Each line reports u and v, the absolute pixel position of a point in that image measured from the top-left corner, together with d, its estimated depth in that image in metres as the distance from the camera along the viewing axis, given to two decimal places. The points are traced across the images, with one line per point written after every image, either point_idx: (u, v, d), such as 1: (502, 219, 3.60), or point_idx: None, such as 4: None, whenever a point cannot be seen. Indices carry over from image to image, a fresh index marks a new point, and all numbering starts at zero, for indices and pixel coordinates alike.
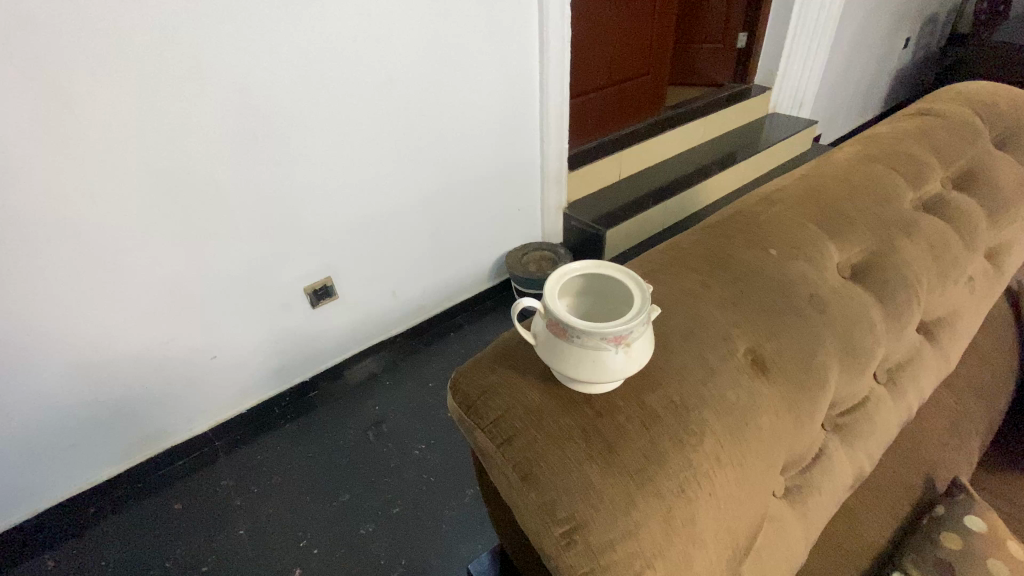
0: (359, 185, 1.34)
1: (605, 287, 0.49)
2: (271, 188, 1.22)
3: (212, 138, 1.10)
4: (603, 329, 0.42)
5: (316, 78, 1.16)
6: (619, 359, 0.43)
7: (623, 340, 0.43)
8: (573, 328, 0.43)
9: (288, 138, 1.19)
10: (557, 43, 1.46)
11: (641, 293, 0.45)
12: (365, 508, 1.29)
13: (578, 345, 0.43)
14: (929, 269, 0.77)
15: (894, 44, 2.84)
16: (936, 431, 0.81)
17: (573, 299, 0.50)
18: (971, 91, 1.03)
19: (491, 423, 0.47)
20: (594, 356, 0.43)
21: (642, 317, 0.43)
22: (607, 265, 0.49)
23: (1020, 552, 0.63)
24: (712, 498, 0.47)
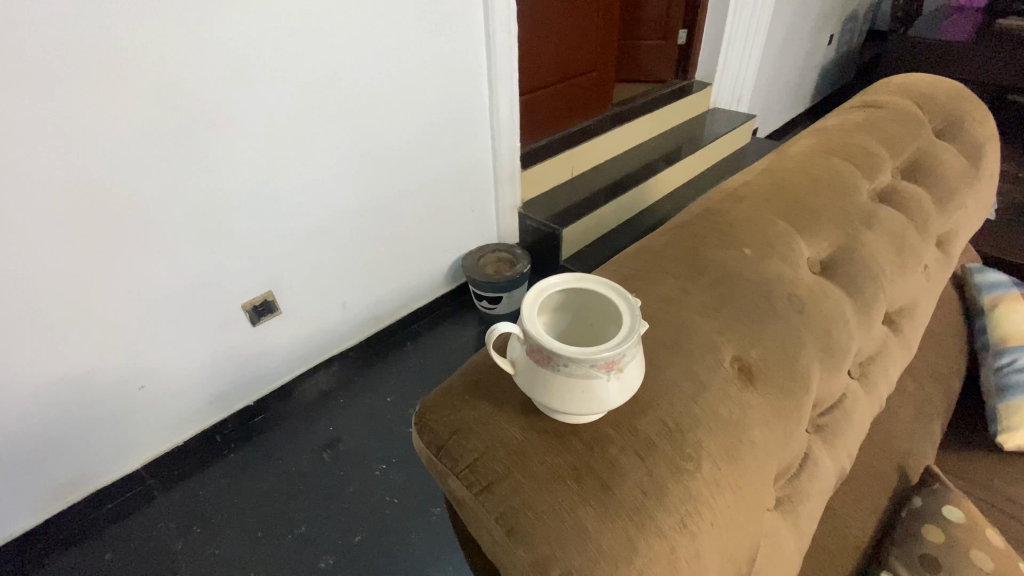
0: (307, 188, 1.24)
1: (588, 302, 0.44)
2: (200, 197, 1.09)
3: (127, 141, 0.97)
4: (595, 354, 0.36)
5: (245, 75, 1.05)
6: (612, 386, 0.38)
7: (616, 365, 0.37)
8: (560, 354, 0.37)
9: (217, 142, 1.07)
10: (506, 39, 1.41)
11: (629, 308, 0.40)
12: (324, 539, 1.19)
13: (564, 374, 0.37)
14: (891, 260, 0.77)
15: (819, 41, 2.98)
16: (903, 419, 0.81)
17: (551, 316, 0.44)
18: (908, 84, 1.07)
19: (466, 467, 0.41)
20: (584, 386, 0.37)
21: (636, 337, 0.38)
22: (590, 277, 0.43)
23: (1000, 540, 0.63)
24: (714, 528, 0.43)
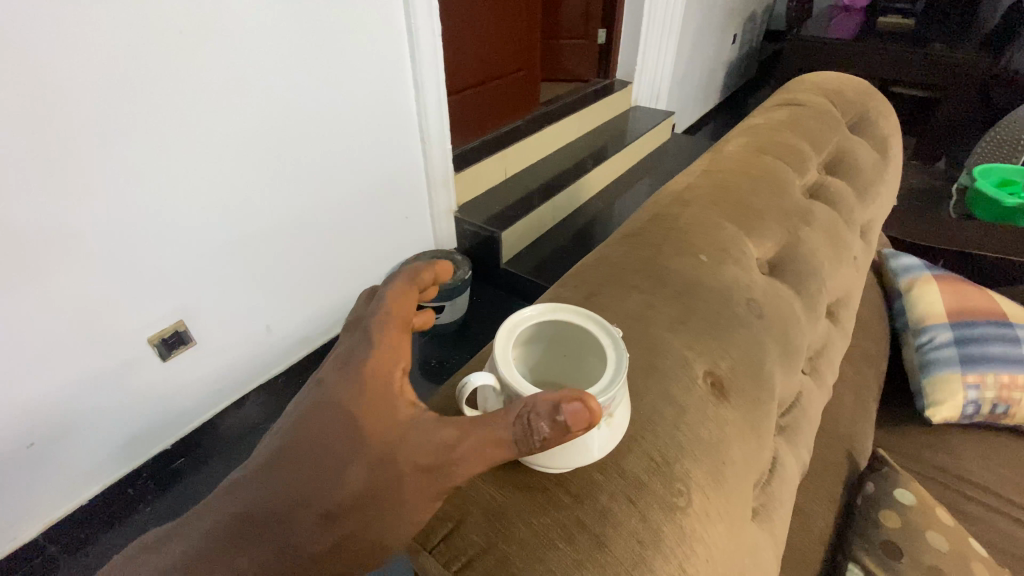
0: (301, 204, 1.26)
1: (565, 334, 0.42)
2: (81, 224, 0.94)
3: (33, 154, 0.85)
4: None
5: (132, 81, 0.91)
6: (601, 433, 0.37)
7: (605, 412, 0.36)
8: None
9: (103, 157, 0.92)
10: (431, 39, 1.33)
11: (611, 341, 0.39)
12: None
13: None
14: (827, 254, 0.79)
15: (725, 40, 3.15)
16: (845, 405, 0.85)
17: (523, 349, 0.43)
18: (820, 83, 1.13)
19: (442, 541, 0.36)
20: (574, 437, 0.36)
21: (623, 378, 0.36)
22: (565, 308, 0.41)
23: (948, 517, 0.66)
24: (709, 563, 0.40)
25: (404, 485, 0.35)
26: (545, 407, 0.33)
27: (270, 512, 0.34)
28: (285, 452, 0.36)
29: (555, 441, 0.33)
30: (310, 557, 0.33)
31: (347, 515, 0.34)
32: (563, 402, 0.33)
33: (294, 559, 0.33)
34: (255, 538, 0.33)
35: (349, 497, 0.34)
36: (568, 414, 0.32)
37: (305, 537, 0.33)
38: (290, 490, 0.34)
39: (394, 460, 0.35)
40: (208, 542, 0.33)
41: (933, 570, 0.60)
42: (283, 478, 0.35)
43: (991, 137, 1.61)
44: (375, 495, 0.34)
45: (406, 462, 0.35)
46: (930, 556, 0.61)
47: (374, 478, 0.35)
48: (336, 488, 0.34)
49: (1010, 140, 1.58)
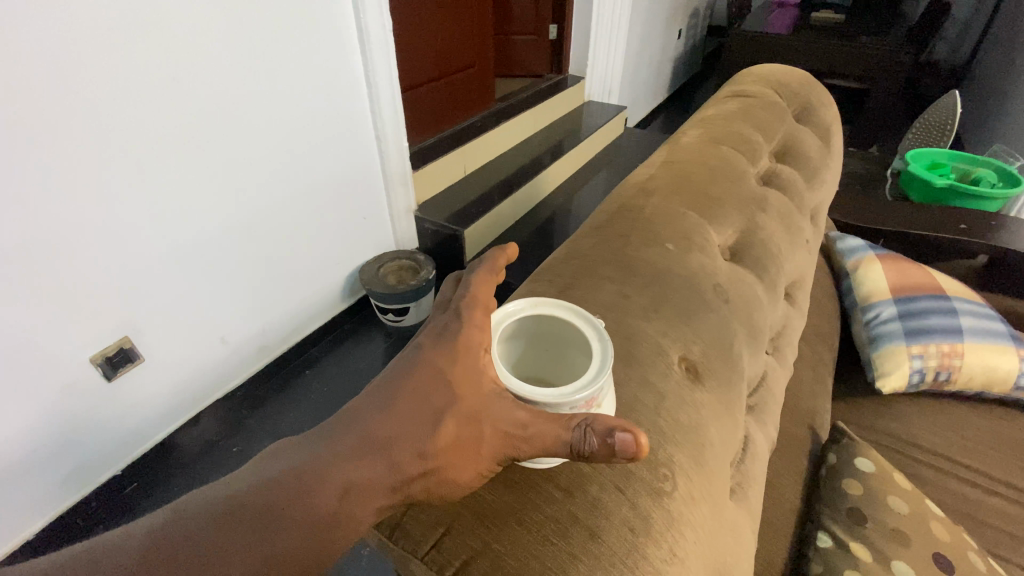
0: (252, 209, 1.20)
1: (548, 327, 0.42)
2: (11, 233, 0.86)
3: None
4: (571, 398, 0.35)
5: (62, 81, 0.84)
6: None
7: (594, 403, 0.36)
8: (534, 402, 0.35)
9: (35, 162, 0.85)
10: (382, 35, 1.30)
11: (594, 331, 0.39)
12: None
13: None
14: (783, 239, 0.82)
15: (671, 35, 3.23)
16: (805, 382, 0.89)
17: (505, 346, 0.42)
18: (766, 75, 1.17)
19: (432, 549, 0.35)
20: None
21: (610, 368, 0.36)
22: (547, 301, 0.41)
23: (905, 482, 0.70)
24: (696, 545, 0.41)
25: (488, 444, 0.34)
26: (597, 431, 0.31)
27: (373, 438, 0.33)
28: (389, 389, 0.35)
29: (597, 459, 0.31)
30: (409, 478, 0.33)
31: (435, 458, 0.33)
32: (617, 430, 0.31)
33: (391, 485, 0.32)
34: (370, 452, 0.32)
35: (441, 441, 0.34)
36: (615, 441, 0.30)
37: (400, 472, 0.33)
38: (391, 422, 0.33)
39: (482, 419, 0.34)
40: (316, 454, 0.32)
41: (896, 532, 0.64)
42: (388, 412, 0.34)
43: (919, 125, 1.73)
44: (461, 443, 0.34)
45: (492, 426, 0.34)
46: (892, 519, 0.65)
47: (461, 430, 0.34)
48: (431, 426, 0.34)
49: (935, 127, 1.70)
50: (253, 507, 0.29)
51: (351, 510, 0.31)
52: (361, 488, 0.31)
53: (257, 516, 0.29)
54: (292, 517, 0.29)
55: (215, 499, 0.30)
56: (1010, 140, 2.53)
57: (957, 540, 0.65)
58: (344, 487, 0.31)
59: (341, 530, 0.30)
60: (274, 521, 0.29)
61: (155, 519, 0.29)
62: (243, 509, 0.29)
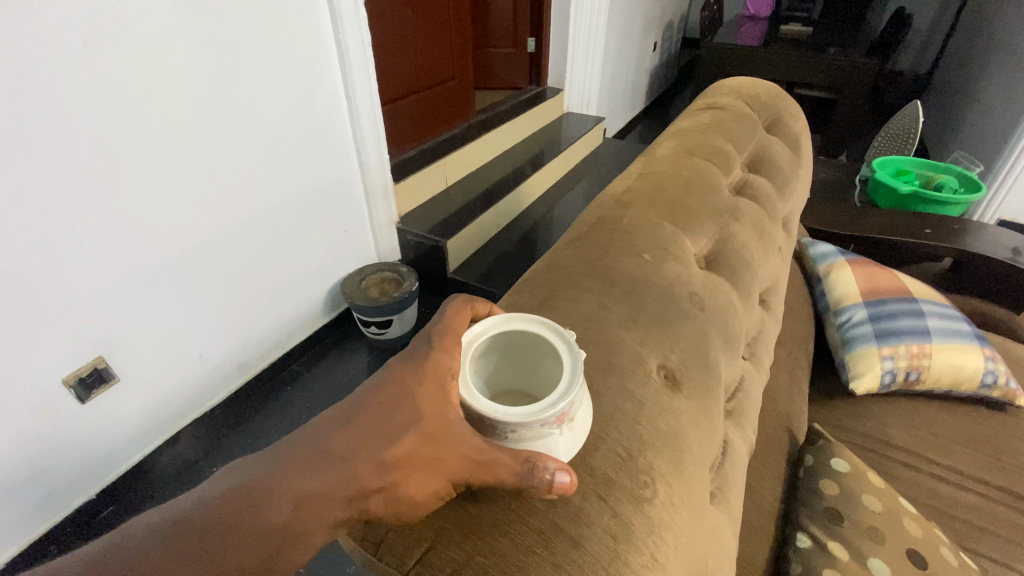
0: (228, 224, 1.19)
1: (521, 339, 0.43)
2: None
3: None
4: (542, 415, 0.35)
5: (30, 99, 0.83)
6: (564, 436, 0.38)
7: (565, 418, 0.37)
8: (506, 423, 0.36)
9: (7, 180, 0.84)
10: (360, 48, 1.31)
11: (564, 343, 0.40)
12: None
13: (512, 439, 0.36)
14: (756, 247, 0.85)
15: (646, 47, 3.30)
16: (782, 385, 0.91)
17: (481, 360, 0.43)
18: (738, 88, 1.21)
19: (417, 563, 0.35)
20: (539, 444, 0.37)
21: (580, 381, 0.37)
22: (519, 316, 0.42)
23: (879, 480, 0.72)
24: (677, 550, 0.42)
25: (451, 460, 0.35)
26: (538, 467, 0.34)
27: (329, 453, 0.33)
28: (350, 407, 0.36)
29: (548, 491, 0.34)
30: (364, 490, 0.33)
31: (394, 474, 0.34)
32: (558, 468, 0.35)
33: (347, 499, 0.32)
34: (326, 464, 0.33)
35: (399, 455, 0.34)
36: (555, 479, 0.34)
37: (356, 488, 0.33)
38: (349, 436, 0.34)
39: (447, 439, 0.35)
40: (272, 468, 0.32)
41: (871, 529, 0.66)
42: (346, 427, 0.34)
43: (884, 133, 1.80)
44: (423, 458, 0.34)
45: (456, 450, 0.35)
46: (867, 516, 0.67)
47: (423, 447, 0.35)
48: (393, 440, 0.34)
49: (898, 135, 1.77)
50: (206, 517, 0.30)
51: (304, 522, 0.31)
52: (315, 503, 0.31)
53: (211, 531, 0.30)
54: (245, 531, 0.30)
55: (176, 514, 0.31)
56: (971, 147, 2.64)
57: (929, 535, 0.67)
58: (297, 501, 0.31)
59: (295, 545, 0.31)
60: (228, 533, 0.30)
61: (125, 533, 0.31)
62: (199, 523, 0.30)
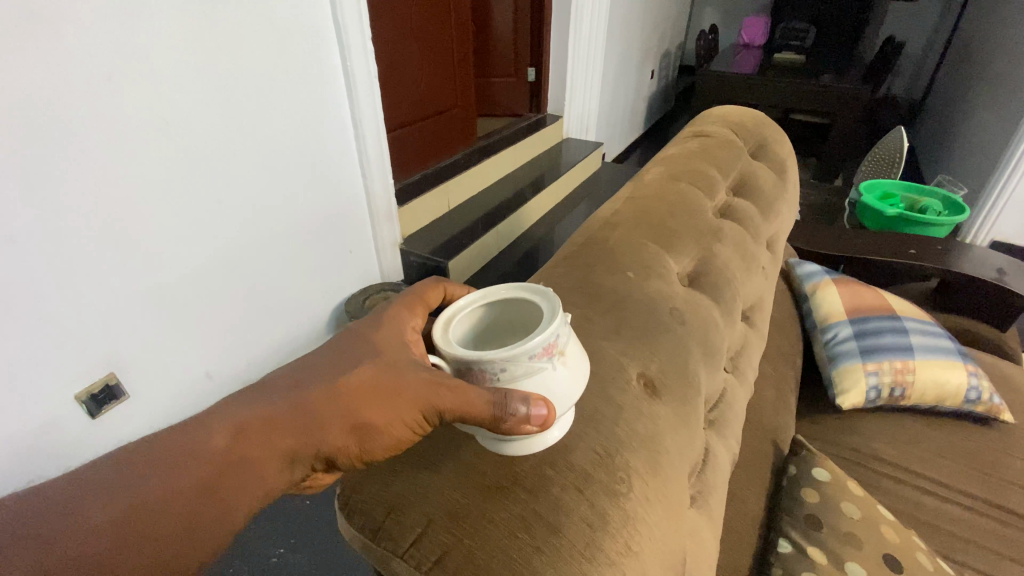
0: (237, 245, 1.24)
1: (501, 308, 0.48)
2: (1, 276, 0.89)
3: None
4: (529, 346, 0.39)
5: (58, 130, 0.89)
6: (558, 370, 0.41)
7: (553, 350, 0.40)
8: (493, 362, 0.39)
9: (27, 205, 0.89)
10: (366, 78, 1.41)
11: (540, 296, 0.45)
12: (254, 558, 1.08)
13: (505, 378, 0.40)
14: (739, 266, 0.89)
15: (643, 76, 3.41)
16: (767, 400, 0.94)
17: (473, 333, 0.49)
18: (725, 117, 1.28)
19: (412, 546, 0.39)
20: (534, 377, 0.40)
21: (561, 315, 0.41)
22: (496, 288, 0.48)
23: (858, 489, 0.75)
24: (652, 542, 0.45)
25: (407, 389, 0.41)
26: (517, 400, 0.39)
27: (276, 397, 0.43)
28: (308, 364, 0.46)
29: (522, 421, 0.39)
30: (316, 420, 0.42)
31: (348, 405, 0.42)
32: (534, 402, 0.39)
33: (293, 430, 0.41)
34: (285, 400, 0.43)
35: (352, 389, 0.42)
36: (528, 411, 0.39)
37: (303, 422, 0.41)
38: (308, 381, 0.44)
39: (401, 374, 0.42)
40: (225, 409, 0.43)
41: (850, 535, 0.69)
42: (297, 379, 0.44)
43: (871, 158, 1.86)
44: (374, 393, 0.42)
45: (413, 377, 0.41)
46: (845, 522, 0.70)
47: (378, 380, 0.42)
48: (351, 374, 0.43)
49: (885, 159, 1.83)
50: (183, 436, 0.41)
51: (260, 442, 0.41)
52: (271, 428, 0.41)
53: (184, 446, 0.40)
54: (209, 448, 0.40)
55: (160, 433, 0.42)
56: (964, 170, 2.70)
57: (905, 541, 0.70)
58: (256, 424, 0.41)
59: (248, 464, 0.40)
60: (199, 447, 0.40)
61: (115, 451, 0.41)
62: (177, 441, 0.40)
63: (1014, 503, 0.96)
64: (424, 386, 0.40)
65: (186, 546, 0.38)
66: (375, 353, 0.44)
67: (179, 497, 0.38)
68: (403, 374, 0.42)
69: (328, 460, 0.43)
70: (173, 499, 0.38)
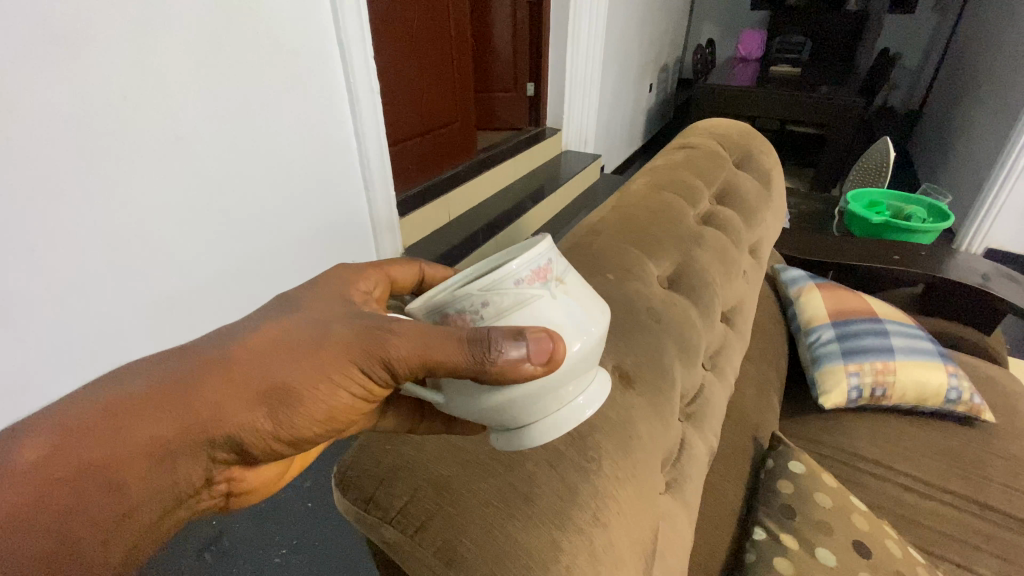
0: (244, 255, 1.28)
1: None
2: (19, 282, 0.91)
3: None
4: (515, 272, 0.40)
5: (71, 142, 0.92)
6: (552, 297, 0.42)
7: (543, 277, 0.41)
8: (479, 296, 0.40)
9: (44, 212, 0.91)
10: (369, 96, 1.49)
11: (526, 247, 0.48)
12: (258, 557, 1.11)
13: (492, 313, 0.41)
14: (719, 270, 0.94)
15: (641, 90, 3.49)
16: (750, 398, 0.98)
17: None
18: (712, 129, 1.33)
19: (399, 512, 0.44)
20: (527, 305, 0.41)
21: (547, 244, 0.42)
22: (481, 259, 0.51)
23: (832, 480, 0.79)
24: (622, 517, 0.49)
25: (322, 355, 0.41)
26: (504, 334, 0.38)
27: (135, 381, 0.39)
28: (179, 346, 0.43)
29: (513, 360, 0.38)
30: (217, 398, 0.40)
31: (255, 377, 0.40)
32: (526, 335, 0.38)
33: (169, 414, 0.39)
34: (174, 379, 0.40)
35: (258, 360, 0.41)
36: (520, 349, 0.38)
37: (194, 403, 0.39)
38: (202, 356, 0.41)
39: (314, 341, 0.42)
40: (90, 396, 0.39)
41: (822, 523, 0.72)
42: (172, 358, 0.42)
43: (858, 168, 1.91)
44: (284, 363, 0.41)
45: (334, 340, 0.42)
46: (818, 511, 0.73)
47: (290, 348, 0.41)
48: (257, 344, 0.42)
49: (871, 170, 1.88)
50: (48, 428, 0.36)
51: (149, 428, 0.38)
52: (163, 411, 0.39)
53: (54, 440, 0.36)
54: (84, 441, 0.36)
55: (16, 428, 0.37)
56: (959, 180, 2.74)
57: (876, 529, 0.74)
58: (143, 409, 0.38)
59: (136, 452, 0.37)
60: (72, 441, 0.36)
61: None
62: (42, 434, 0.36)
63: (993, 499, 0.99)
64: (348, 341, 0.42)
65: (78, 548, 0.36)
66: (294, 307, 0.46)
67: (57, 496, 0.35)
68: (314, 331, 0.42)
69: (229, 443, 0.41)
70: (38, 505, 0.34)
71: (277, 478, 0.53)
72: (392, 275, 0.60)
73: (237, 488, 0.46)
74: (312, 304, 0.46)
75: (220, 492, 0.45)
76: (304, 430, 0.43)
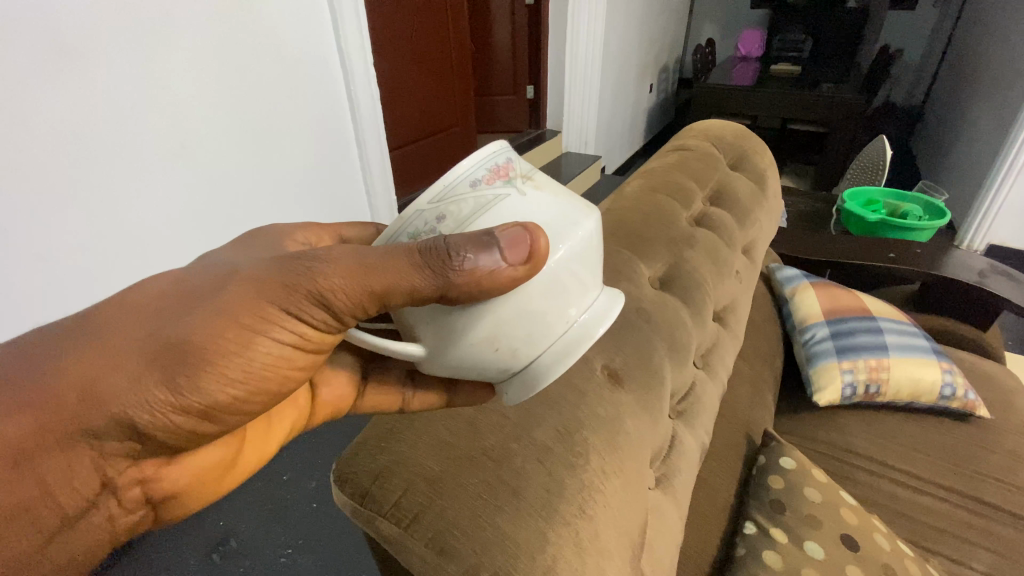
0: None
1: None
2: (27, 287, 0.94)
3: None
4: (466, 175, 0.37)
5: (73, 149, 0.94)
6: (518, 193, 0.38)
7: (502, 175, 0.38)
8: (434, 208, 0.37)
9: (51, 220, 0.94)
10: (370, 103, 1.52)
11: None
12: (265, 555, 1.14)
13: (454, 224, 0.38)
14: (710, 270, 0.96)
15: (641, 90, 3.50)
16: (743, 396, 1.00)
17: None
18: (707, 131, 1.35)
19: (393, 506, 0.46)
20: (492, 205, 0.37)
21: (498, 143, 0.40)
22: None
23: (822, 476, 0.80)
24: (609, 510, 0.51)
25: (220, 305, 0.36)
26: (464, 238, 0.35)
27: None
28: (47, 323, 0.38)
29: (480, 266, 0.35)
30: (92, 370, 0.35)
31: (138, 341, 0.35)
32: (493, 232, 0.35)
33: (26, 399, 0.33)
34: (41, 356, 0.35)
35: (143, 321, 0.36)
36: (491, 246, 0.35)
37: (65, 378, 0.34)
38: (77, 327, 0.36)
39: (209, 292, 0.37)
40: None
41: (811, 518, 0.74)
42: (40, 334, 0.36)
43: (855, 167, 1.92)
44: (173, 319, 0.36)
45: (235, 288, 0.37)
46: (807, 506, 0.75)
47: (180, 303, 0.37)
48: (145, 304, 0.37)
49: (869, 168, 1.89)
50: None
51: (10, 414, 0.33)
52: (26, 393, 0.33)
53: None
54: None
55: None
56: (961, 177, 2.73)
57: (864, 523, 0.75)
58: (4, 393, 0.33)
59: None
60: None
61: None
62: None
63: (986, 494, 1.01)
64: (259, 282, 0.37)
65: None
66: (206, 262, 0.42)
67: None
68: (215, 277, 0.38)
69: (114, 424, 0.36)
70: None
71: (230, 461, 0.47)
72: (341, 234, 0.55)
73: (155, 490, 0.42)
74: (226, 257, 0.42)
75: (133, 499, 0.41)
76: (218, 395, 0.38)
